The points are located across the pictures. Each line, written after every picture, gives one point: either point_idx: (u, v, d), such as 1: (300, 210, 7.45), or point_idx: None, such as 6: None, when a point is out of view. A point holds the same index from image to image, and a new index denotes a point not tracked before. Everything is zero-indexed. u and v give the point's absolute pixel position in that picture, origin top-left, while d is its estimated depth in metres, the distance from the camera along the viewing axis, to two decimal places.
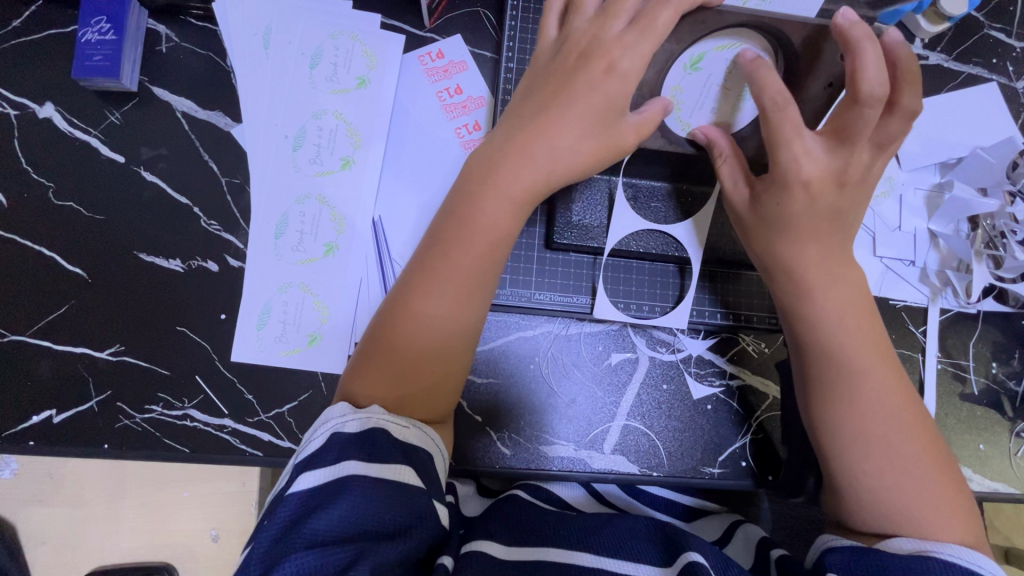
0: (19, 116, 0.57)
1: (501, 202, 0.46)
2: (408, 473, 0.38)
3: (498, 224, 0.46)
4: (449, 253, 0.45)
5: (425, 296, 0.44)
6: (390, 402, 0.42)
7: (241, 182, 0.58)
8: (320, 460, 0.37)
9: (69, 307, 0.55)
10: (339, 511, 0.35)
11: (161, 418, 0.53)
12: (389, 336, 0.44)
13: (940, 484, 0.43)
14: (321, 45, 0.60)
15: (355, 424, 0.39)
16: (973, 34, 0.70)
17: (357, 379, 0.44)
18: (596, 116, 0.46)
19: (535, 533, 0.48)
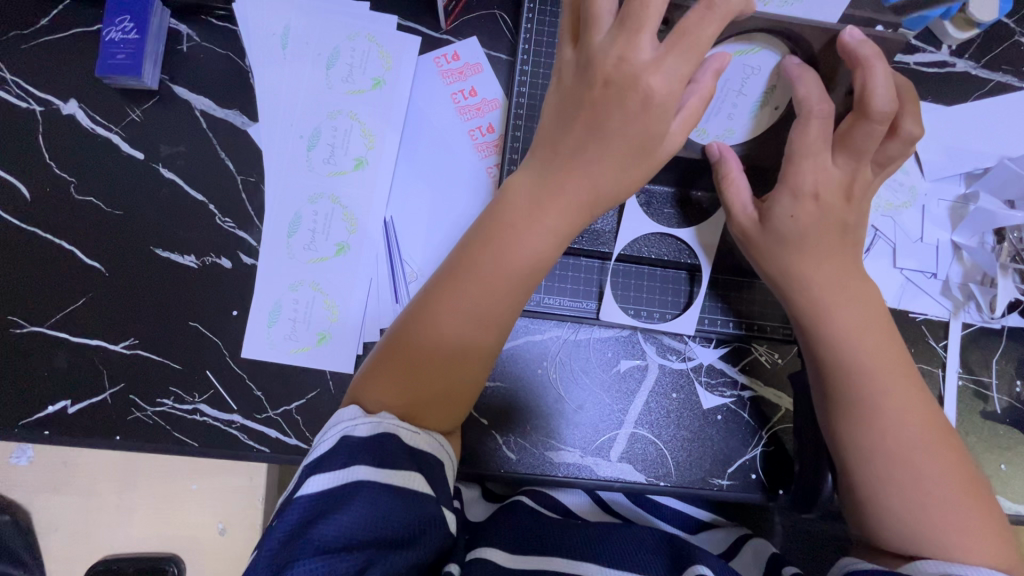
0: (44, 112, 0.58)
1: (541, 225, 0.45)
2: (418, 480, 0.38)
3: (537, 249, 0.45)
4: (481, 264, 0.44)
5: (455, 303, 0.43)
6: (403, 407, 0.42)
7: (256, 181, 0.58)
8: (329, 463, 0.37)
9: (87, 299, 0.56)
10: (348, 517, 0.35)
11: (172, 412, 0.54)
12: (414, 339, 0.43)
13: (968, 504, 0.42)
14: (338, 46, 0.60)
15: (366, 427, 0.39)
16: (1003, 41, 0.68)
17: (374, 379, 0.43)
18: (634, 149, 0.44)
19: (539, 539, 0.49)
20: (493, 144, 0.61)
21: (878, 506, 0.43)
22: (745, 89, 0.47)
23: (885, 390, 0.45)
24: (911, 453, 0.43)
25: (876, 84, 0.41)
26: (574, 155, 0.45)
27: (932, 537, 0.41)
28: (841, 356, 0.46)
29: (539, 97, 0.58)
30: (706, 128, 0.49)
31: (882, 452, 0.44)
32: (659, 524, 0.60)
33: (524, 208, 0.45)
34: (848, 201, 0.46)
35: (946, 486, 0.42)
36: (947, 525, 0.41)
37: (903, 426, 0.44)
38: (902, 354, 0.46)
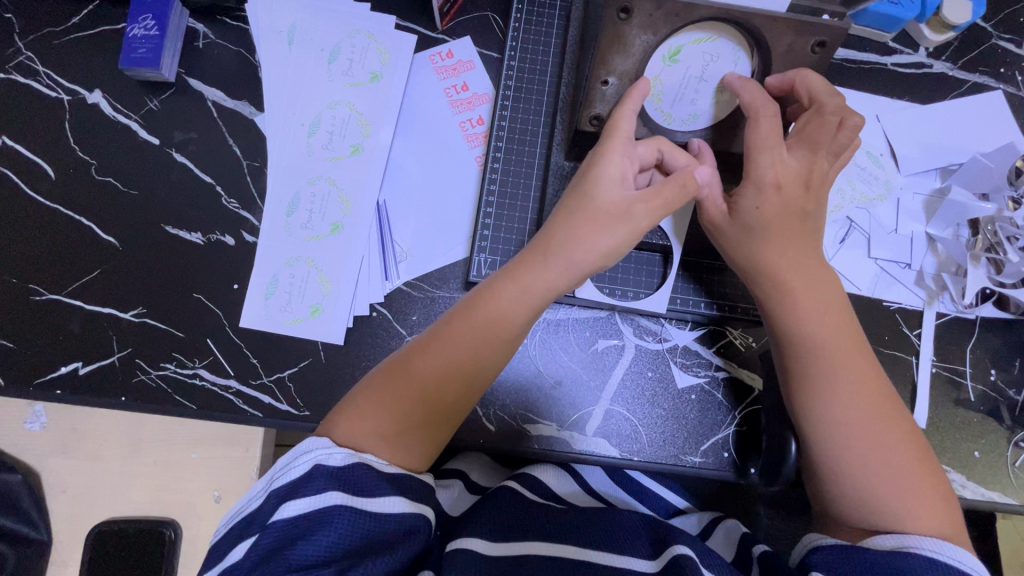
0: (71, 100, 0.64)
1: (517, 289, 0.49)
2: (397, 501, 0.42)
3: (513, 314, 0.49)
4: (453, 332, 0.48)
5: (433, 352, 0.48)
6: (373, 442, 0.44)
7: (260, 166, 0.63)
8: (305, 489, 0.40)
9: (101, 271, 0.60)
10: (328, 538, 0.39)
11: (173, 375, 0.58)
12: (393, 381, 0.47)
13: (919, 476, 0.45)
14: (340, 43, 0.65)
15: (340, 457, 0.42)
16: (979, 44, 0.71)
17: (351, 412, 0.46)
18: (608, 220, 0.48)
19: (521, 524, 0.51)
20: (483, 135, 0.65)
21: (834, 474, 0.47)
22: (704, 76, 0.49)
23: (839, 365, 0.47)
24: (862, 424, 0.46)
25: (816, 83, 0.47)
26: (550, 237, 0.49)
27: (883, 500, 0.44)
28: (800, 332, 0.49)
29: (525, 90, 0.62)
30: (670, 113, 0.51)
31: (837, 422, 0.47)
32: (639, 508, 0.62)
33: (506, 277, 0.50)
34: (808, 190, 0.48)
35: (898, 459, 0.45)
36: (897, 491, 0.45)
37: (855, 399, 0.47)
38: (856, 333, 0.49)
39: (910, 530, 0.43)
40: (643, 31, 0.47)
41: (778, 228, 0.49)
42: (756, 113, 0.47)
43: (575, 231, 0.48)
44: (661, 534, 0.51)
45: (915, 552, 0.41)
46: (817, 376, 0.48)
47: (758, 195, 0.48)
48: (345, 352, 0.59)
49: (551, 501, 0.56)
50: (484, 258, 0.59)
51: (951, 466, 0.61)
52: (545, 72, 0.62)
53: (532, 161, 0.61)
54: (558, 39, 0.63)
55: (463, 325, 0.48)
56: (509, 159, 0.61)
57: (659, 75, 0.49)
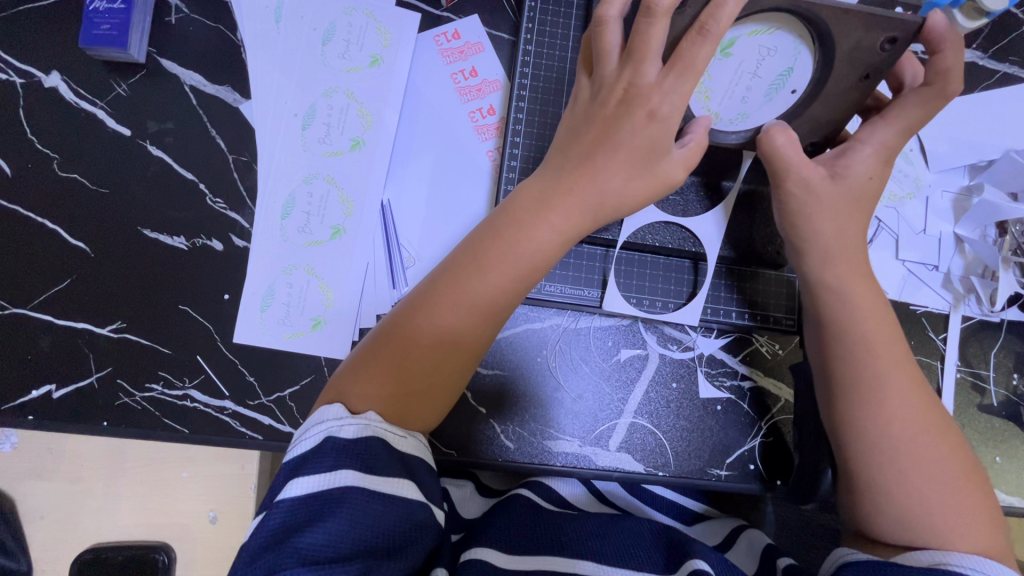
0: (24, 84, 0.56)
1: (537, 222, 0.44)
2: (408, 487, 0.37)
3: (532, 260, 0.44)
4: (463, 280, 0.43)
5: (440, 302, 0.42)
6: (392, 403, 0.41)
7: (248, 160, 0.56)
8: (314, 466, 0.36)
9: (72, 280, 0.54)
10: (333, 527, 0.34)
11: (161, 397, 0.53)
12: (400, 334, 0.42)
13: (961, 494, 0.43)
14: (334, 21, 0.58)
15: (352, 429, 0.38)
16: (1011, 31, 0.67)
17: (358, 372, 0.42)
18: (641, 158, 0.44)
19: (537, 536, 0.48)
20: (494, 126, 0.59)
21: (873, 489, 0.44)
22: (760, 72, 0.44)
23: (886, 370, 0.45)
24: (907, 436, 0.44)
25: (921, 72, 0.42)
26: (580, 176, 0.44)
27: (922, 518, 0.42)
28: (843, 340, 0.47)
29: (542, 79, 0.57)
30: (718, 111, 0.46)
31: (880, 433, 0.44)
32: (653, 514, 0.60)
33: (529, 212, 0.44)
34: (868, 185, 0.46)
35: (942, 478, 0.43)
36: (942, 510, 0.42)
37: (902, 410, 0.44)
38: (903, 347, 0.46)
39: (950, 548, 0.41)
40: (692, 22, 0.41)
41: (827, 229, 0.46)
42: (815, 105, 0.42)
43: (609, 165, 0.44)
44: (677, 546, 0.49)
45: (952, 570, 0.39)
46: (861, 384, 0.45)
47: (804, 198, 0.46)
48: None
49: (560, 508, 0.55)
50: None
51: None
52: (564, 59, 0.57)
53: None
54: (576, 23, 0.58)
55: (477, 268, 0.43)
56: (527, 156, 0.56)
57: (708, 71, 0.44)
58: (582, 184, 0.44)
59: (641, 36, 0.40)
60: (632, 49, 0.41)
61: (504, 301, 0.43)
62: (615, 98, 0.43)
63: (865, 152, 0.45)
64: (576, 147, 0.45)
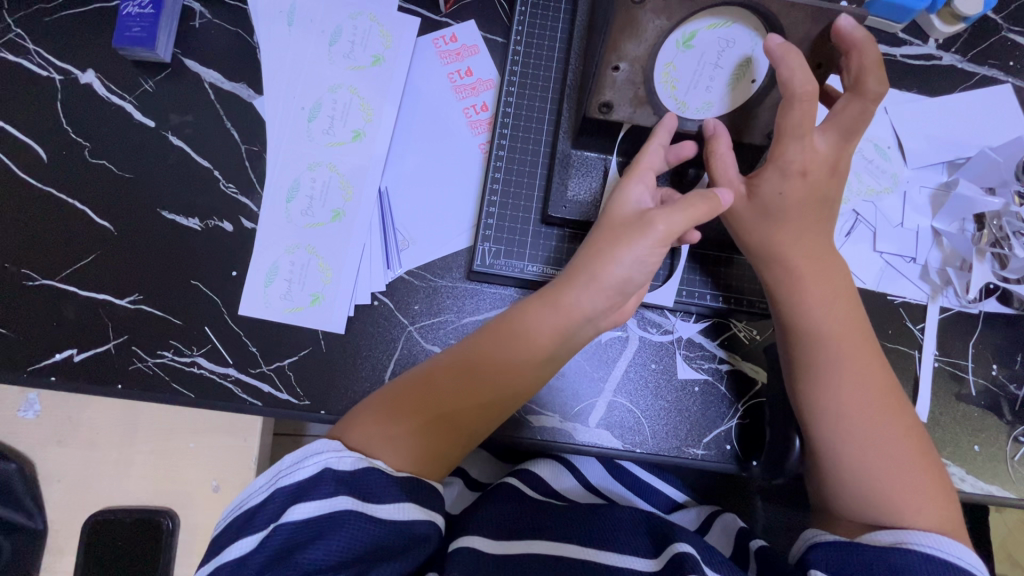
0: (63, 80, 0.62)
1: (539, 309, 0.50)
2: (411, 508, 0.42)
3: (534, 334, 0.50)
4: (485, 348, 0.50)
5: (455, 367, 0.49)
6: (399, 447, 0.45)
7: (259, 150, 0.61)
8: (315, 492, 0.41)
9: (96, 256, 0.59)
10: (334, 543, 0.39)
11: (171, 363, 0.57)
12: (416, 390, 0.48)
13: (920, 468, 0.45)
14: (341, 25, 0.63)
15: (349, 462, 0.42)
16: (989, 36, 0.70)
17: (375, 416, 0.47)
18: (621, 230, 0.48)
19: (521, 524, 0.51)
20: (487, 122, 0.63)
21: (837, 464, 0.47)
22: (720, 62, 0.47)
23: (843, 358, 0.48)
24: (865, 413, 0.47)
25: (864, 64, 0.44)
26: (585, 258, 0.49)
27: (883, 493, 0.44)
28: (805, 325, 0.50)
29: (531, 76, 0.61)
30: (684, 101, 0.48)
31: (837, 412, 0.47)
32: (640, 503, 0.63)
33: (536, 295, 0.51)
34: (832, 173, 0.49)
35: (901, 453, 0.46)
36: (897, 483, 0.45)
37: (858, 391, 0.47)
38: (864, 330, 0.50)
39: (910, 521, 0.43)
40: (656, 16, 0.44)
41: (795, 216, 0.50)
42: (810, 91, 0.44)
43: (592, 245, 0.49)
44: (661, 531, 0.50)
45: (913, 548, 0.41)
46: (822, 370, 0.48)
47: (776, 183, 0.49)
48: (345, 342, 0.58)
49: (552, 498, 0.57)
50: (489, 247, 0.58)
51: (952, 461, 0.61)
52: (552, 58, 0.62)
53: (538, 148, 0.60)
54: (564, 26, 0.62)
55: (494, 339, 0.50)
56: (515, 147, 0.60)
57: (673, 61, 0.46)
58: (579, 277, 0.48)
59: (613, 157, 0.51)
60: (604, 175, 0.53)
61: (510, 370, 0.50)
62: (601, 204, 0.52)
63: (834, 137, 0.49)
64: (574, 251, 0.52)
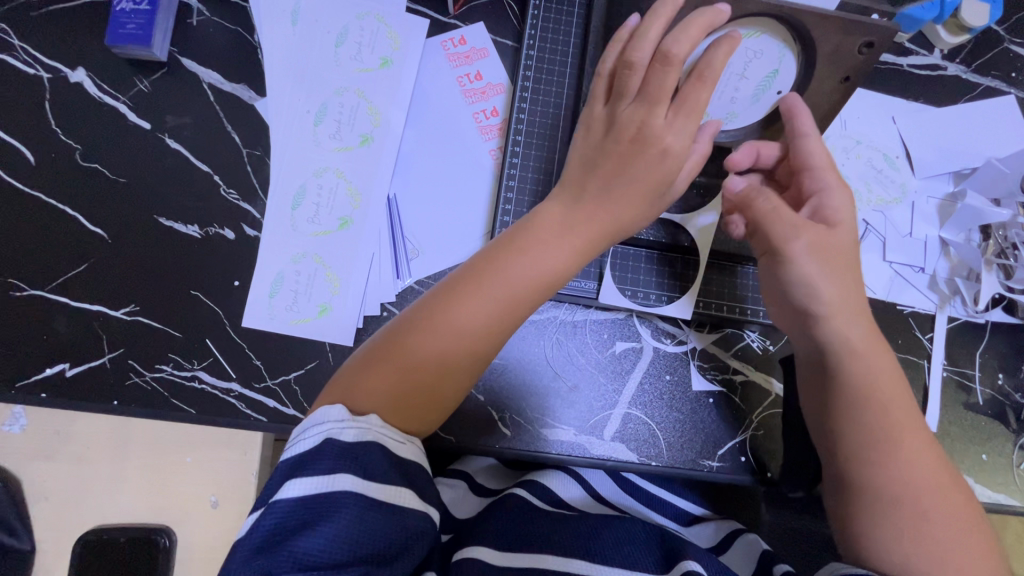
0: (52, 79, 0.59)
1: (554, 240, 0.45)
2: (407, 495, 0.38)
3: (530, 279, 0.44)
4: (478, 284, 0.43)
5: (446, 320, 0.43)
6: (392, 403, 0.41)
7: (261, 155, 0.59)
8: (314, 465, 0.37)
9: (89, 265, 0.56)
10: (328, 530, 0.35)
11: (172, 378, 0.55)
12: (399, 338, 0.43)
13: (956, 521, 0.42)
14: (348, 25, 0.61)
15: (352, 433, 0.38)
16: (992, 47, 0.70)
17: (366, 369, 0.42)
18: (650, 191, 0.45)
19: (528, 534, 0.50)
20: (497, 127, 0.62)
21: (865, 510, 0.43)
22: (747, 72, 0.47)
23: (873, 399, 0.44)
24: (899, 458, 0.43)
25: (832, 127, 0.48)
26: (606, 206, 0.45)
27: (918, 547, 0.40)
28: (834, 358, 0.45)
29: (544, 82, 0.60)
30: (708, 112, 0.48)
31: (870, 454, 0.43)
32: (654, 516, 0.62)
33: (540, 233, 0.45)
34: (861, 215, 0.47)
35: (936, 501, 0.42)
36: (931, 556, 0.40)
37: (888, 436, 0.43)
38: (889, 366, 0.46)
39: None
40: None
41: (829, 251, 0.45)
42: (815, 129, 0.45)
43: (621, 197, 0.45)
44: (671, 545, 0.49)
45: None
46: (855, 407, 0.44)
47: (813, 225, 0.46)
48: (353, 355, 0.56)
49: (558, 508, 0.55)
50: None
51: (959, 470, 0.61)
52: (565, 63, 0.60)
53: (552, 155, 0.58)
54: (577, 30, 0.61)
55: (488, 279, 0.43)
56: (529, 154, 0.58)
57: None
58: (598, 212, 0.45)
59: (656, 82, 0.42)
60: (647, 94, 0.42)
61: (510, 310, 0.44)
62: (628, 135, 0.43)
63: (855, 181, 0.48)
64: (591, 180, 0.45)
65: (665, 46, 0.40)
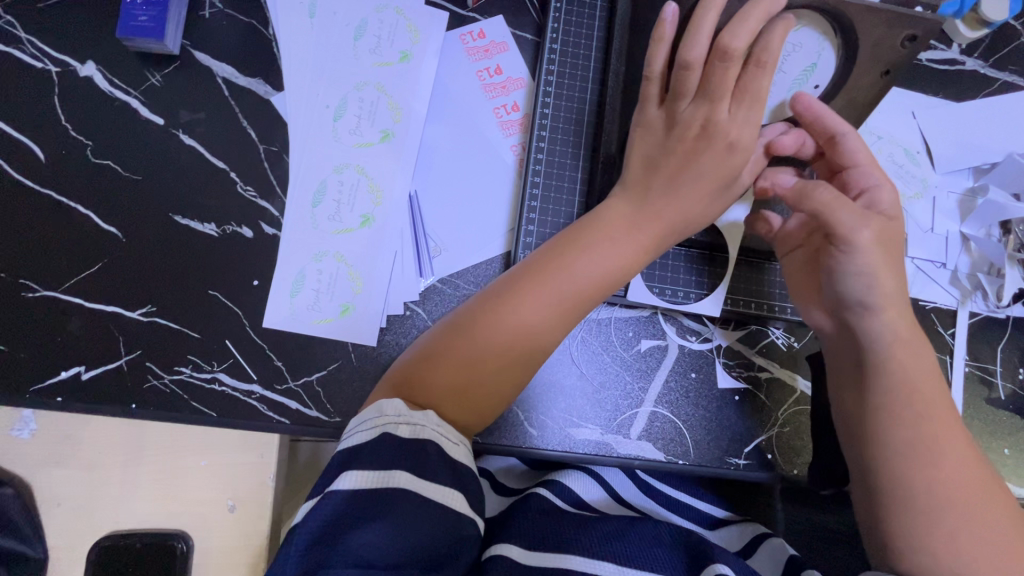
0: (60, 72, 0.57)
1: (619, 237, 0.46)
2: (457, 498, 0.38)
3: (592, 274, 0.45)
4: (545, 278, 0.45)
5: (512, 313, 0.44)
6: (455, 397, 0.42)
7: (278, 151, 0.58)
8: (366, 461, 0.37)
9: (104, 264, 0.55)
10: (382, 527, 0.35)
11: (190, 380, 0.54)
12: (462, 331, 0.44)
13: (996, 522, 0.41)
14: (366, 18, 0.60)
15: (408, 430, 0.38)
16: (1011, 41, 0.70)
17: (430, 363, 0.43)
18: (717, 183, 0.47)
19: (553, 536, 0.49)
20: (518, 122, 0.61)
21: (901, 508, 0.43)
22: (784, 67, 0.48)
23: (913, 396, 0.44)
24: (937, 455, 0.43)
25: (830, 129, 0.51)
26: (670, 199, 0.47)
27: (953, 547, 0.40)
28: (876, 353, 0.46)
29: (567, 77, 0.59)
30: None
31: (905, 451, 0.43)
32: (673, 519, 0.61)
33: (606, 227, 0.47)
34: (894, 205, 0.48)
35: (977, 503, 0.42)
36: (962, 557, 0.40)
37: (926, 434, 0.43)
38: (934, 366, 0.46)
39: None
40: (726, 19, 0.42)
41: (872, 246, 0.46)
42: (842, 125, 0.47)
43: (690, 189, 0.46)
44: (698, 548, 0.49)
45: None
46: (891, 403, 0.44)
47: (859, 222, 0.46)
48: (377, 356, 0.55)
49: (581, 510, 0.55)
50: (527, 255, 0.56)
51: None
52: (588, 58, 0.59)
53: (577, 151, 0.57)
54: (600, 23, 0.60)
55: (554, 273, 0.45)
56: (553, 150, 0.57)
57: None
58: (664, 208, 0.47)
59: (717, 78, 0.43)
60: (710, 89, 0.43)
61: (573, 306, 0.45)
62: (693, 132, 0.45)
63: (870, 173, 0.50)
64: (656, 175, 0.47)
65: (724, 41, 0.41)
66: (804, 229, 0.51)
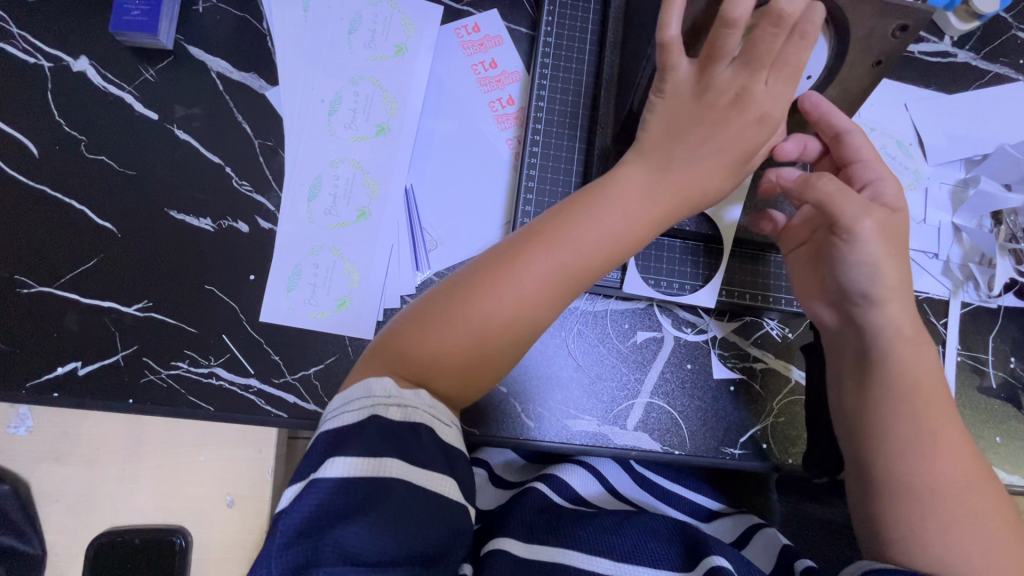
0: (52, 68, 0.57)
1: (626, 205, 0.46)
2: (448, 486, 0.38)
3: (595, 244, 0.45)
4: (548, 245, 0.44)
5: (514, 279, 0.43)
6: (451, 364, 0.42)
7: (273, 145, 0.57)
8: (354, 446, 0.37)
9: (100, 260, 0.55)
10: (373, 516, 0.35)
11: (186, 375, 0.54)
12: (461, 295, 0.43)
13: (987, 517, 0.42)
14: (360, 12, 0.60)
15: (399, 412, 0.38)
16: (1001, 34, 0.71)
17: (427, 329, 0.43)
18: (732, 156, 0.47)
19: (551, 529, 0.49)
20: (514, 116, 0.61)
21: (891, 500, 0.43)
22: None
23: (909, 387, 0.45)
24: (930, 449, 0.43)
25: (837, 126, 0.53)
26: (681, 170, 0.47)
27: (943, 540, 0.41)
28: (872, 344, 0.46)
29: (562, 70, 0.59)
30: None
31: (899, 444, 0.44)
32: (667, 510, 0.62)
33: (611, 193, 0.46)
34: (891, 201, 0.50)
35: (967, 497, 0.42)
36: (952, 547, 0.41)
37: (919, 426, 0.44)
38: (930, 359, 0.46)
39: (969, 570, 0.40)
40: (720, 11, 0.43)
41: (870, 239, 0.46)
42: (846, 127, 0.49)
43: (707, 159, 0.47)
44: (694, 541, 0.49)
45: None
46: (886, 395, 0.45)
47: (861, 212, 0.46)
48: None
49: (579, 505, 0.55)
50: None
51: None
52: (582, 51, 0.59)
53: (572, 145, 0.58)
54: (594, 17, 0.60)
55: (557, 240, 0.44)
56: (548, 143, 0.58)
57: None
58: (673, 178, 0.47)
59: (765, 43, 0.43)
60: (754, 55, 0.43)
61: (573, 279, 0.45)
62: (727, 99, 0.45)
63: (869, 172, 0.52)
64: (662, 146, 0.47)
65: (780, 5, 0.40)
66: (808, 224, 0.51)
